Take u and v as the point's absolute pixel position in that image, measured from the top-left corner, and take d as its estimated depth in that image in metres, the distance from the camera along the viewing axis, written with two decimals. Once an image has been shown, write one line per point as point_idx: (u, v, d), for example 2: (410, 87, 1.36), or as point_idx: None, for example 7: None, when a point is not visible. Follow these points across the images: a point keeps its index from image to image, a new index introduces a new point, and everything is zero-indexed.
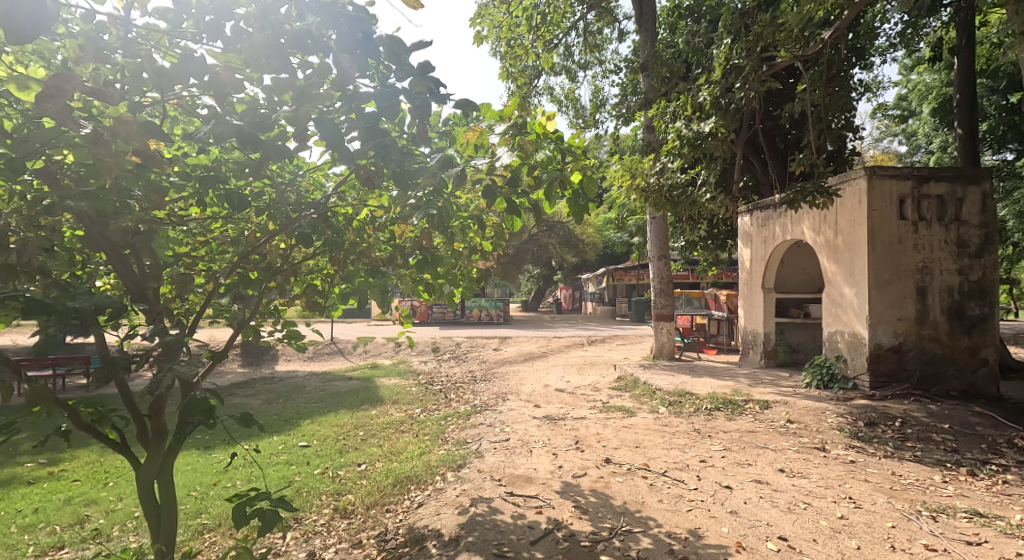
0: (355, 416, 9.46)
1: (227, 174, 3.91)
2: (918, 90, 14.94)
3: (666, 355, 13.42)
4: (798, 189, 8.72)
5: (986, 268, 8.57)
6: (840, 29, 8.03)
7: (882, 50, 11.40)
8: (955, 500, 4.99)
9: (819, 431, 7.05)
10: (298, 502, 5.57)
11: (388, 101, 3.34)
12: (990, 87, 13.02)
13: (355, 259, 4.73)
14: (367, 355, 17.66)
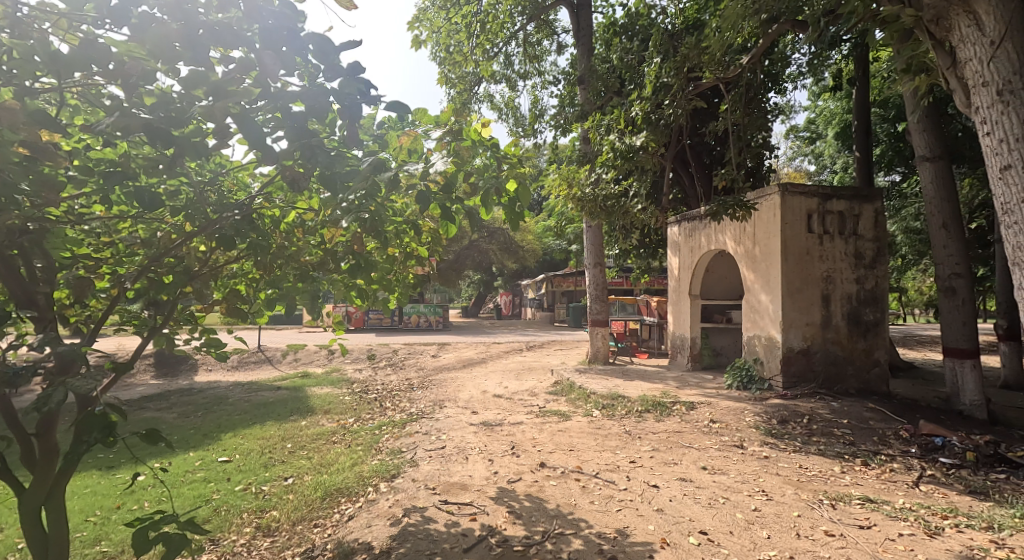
0: (282, 428, 9.17)
1: (136, 169, 3.69)
2: (824, 115, 16.14)
3: (601, 360, 13.78)
4: (719, 201, 9.21)
5: (878, 278, 9.40)
6: (757, 56, 8.58)
7: (794, 77, 12.26)
8: (851, 489, 5.43)
9: (738, 429, 7.46)
10: (216, 522, 5.35)
11: (316, 102, 3.35)
12: (882, 117, 13.86)
13: (283, 264, 4.67)
14: (298, 363, 17.14)
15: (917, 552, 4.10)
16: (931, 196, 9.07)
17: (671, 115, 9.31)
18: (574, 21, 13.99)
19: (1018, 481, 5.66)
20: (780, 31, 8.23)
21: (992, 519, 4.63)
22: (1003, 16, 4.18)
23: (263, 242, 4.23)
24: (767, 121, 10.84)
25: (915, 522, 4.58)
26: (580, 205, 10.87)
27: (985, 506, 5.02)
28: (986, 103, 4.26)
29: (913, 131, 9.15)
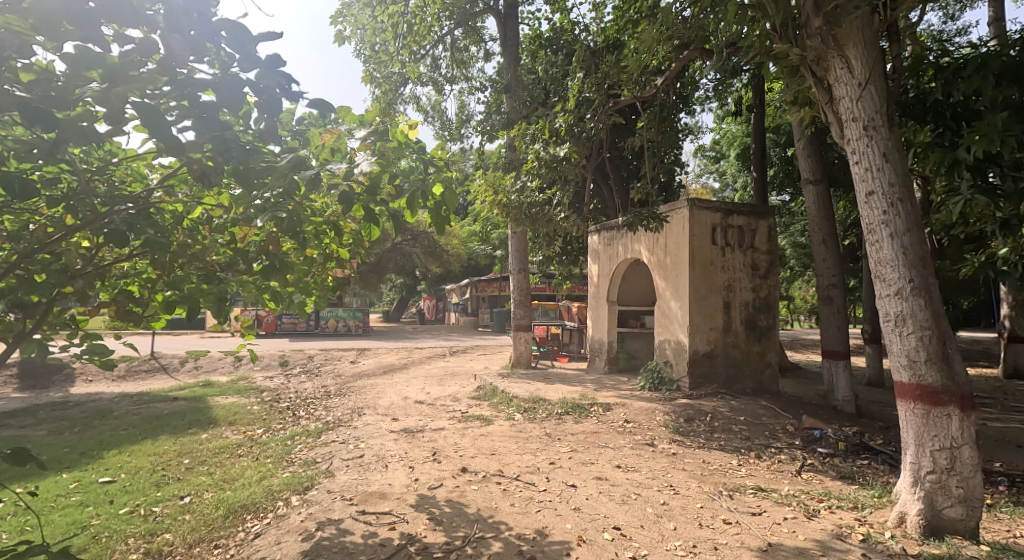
0: (177, 443, 8.61)
1: (6, 152, 3.43)
2: (727, 137, 17.33)
3: (524, 364, 14.00)
4: (635, 214, 9.68)
5: (770, 287, 10.17)
6: (671, 78, 9.15)
7: (702, 100, 13.08)
8: (746, 479, 5.87)
9: (650, 428, 7.86)
10: (95, 550, 4.92)
11: (230, 92, 3.28)
12: (775, 141, 15.03)
13: (185, 262, 4.36)
14: (198, 372, 16.13)
15: (799, 533, 4.51)
16: (815, 216, 9.83)
17: (593, 128, 9.70)
18: (500, 30, 14.22)
19: (878, 465, 6.34)
20: (690, 57, 8.86)
21: (857, 500, 5.17)
22: (869, 63, 4.69)
23: (164, 239, 4.05)
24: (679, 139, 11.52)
25: (797, 506, 5.03)
26: (505, 211, 11.04)
27: (852, 489, 5.59)
28: (854, 136, 4.71)
29: (800, 157, 9.89)
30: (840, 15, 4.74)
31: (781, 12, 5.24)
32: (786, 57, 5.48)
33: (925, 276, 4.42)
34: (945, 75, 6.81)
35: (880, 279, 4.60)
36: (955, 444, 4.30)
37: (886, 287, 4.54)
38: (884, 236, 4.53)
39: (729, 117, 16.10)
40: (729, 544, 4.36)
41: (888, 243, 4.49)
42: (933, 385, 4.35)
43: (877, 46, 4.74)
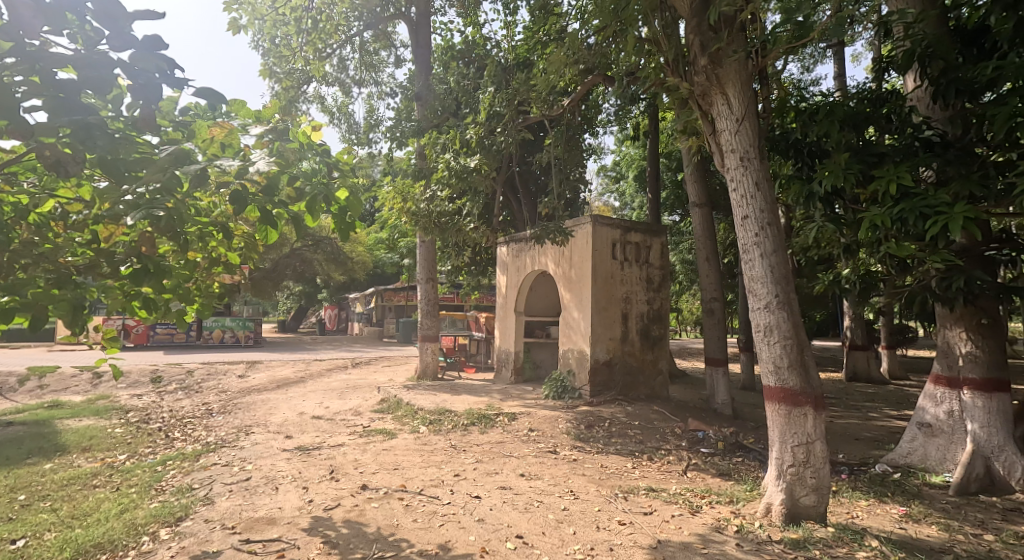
0: (16, 474, 7.48)
1: None
2: (625, 158, 18.33)
3: (430, 376, 13.85)
4: (544, 226, 9.93)
5: (663, 300, 10.85)
6: (577, 100, 9.69)
7: (605, 123, 13.75)
8: (639, 481, 6.20)
9: (552, 435, 8.09)
10: None
11: (97, 72, 3.06)
12: (668, 166, 16.12)
13: (32, 264, 3.83)
14: (47, 392, 14.29)
15: (684, 529, 4.83)
16: (701, 236, 10.58)
17: (503, 141, 9.90)
18: (412, 37, 14.17)
19: (750, 462, 6.93)
20: (593, 83, 9.50)
21: (733, 494, 5.62)
22: (745, 101, 5.08)
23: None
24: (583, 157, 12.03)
25: (683, 504, 5.40)
26: (413, 219, 10.95)
27: (729, 485, 6.06)
28: (732, 165, 5.09)
29: (688, 182, 10.64)
30: (722, 55, 5.09)
31: (674, 48, 5.64)
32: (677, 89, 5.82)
33: (788, 292, 4.85)
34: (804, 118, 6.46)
35: (751, 294, 4.96)
36: (809, 439, 4.73)
37: (756, 302, 4.90)
38: (756, 256, 4.91)
39: (630, 140, 16.98)
40: (624, 544, 4.58)
41: (760, 262, 4.87)
42: (793, 388, 4.76)
43: (753, 85, 5.14)
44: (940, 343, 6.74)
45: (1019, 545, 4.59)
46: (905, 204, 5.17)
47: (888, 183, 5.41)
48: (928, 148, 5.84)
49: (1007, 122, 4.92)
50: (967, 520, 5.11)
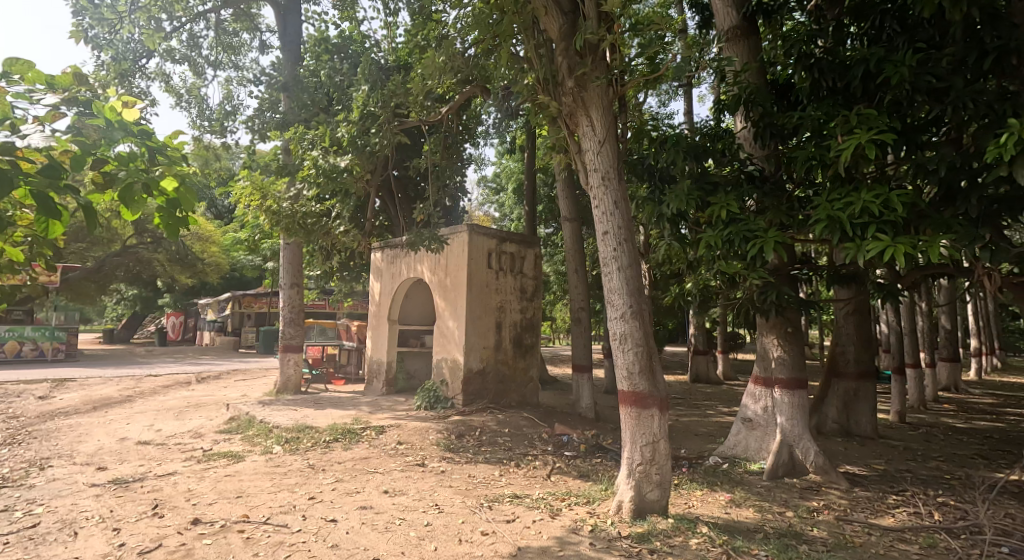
0: None
1: None
2: (506, 171, 18.72)
3: (291, 390, 13.07)
4: (417, 233, 9.85)
5: (536, 309, 11.19)
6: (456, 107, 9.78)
7: (485, 135, 13.86)
8: (505, 488, 6.27)
9: (421, 448, 7.93)
10: None
11: None
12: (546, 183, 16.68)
13: None
14: None
15: (543, 533, 5.00)
16: (572, 250, 11.09)
17: (377, 143, 9.62)
18: (279, 24, 13.44)
19: (609, 461, 7.31)
20: (472, 92, 9.52)
21: (589, 495, 5.84)
22: (607, 124, 5.19)
23: None
24: (463, 166, 12.03)
25: (543, 508, 5.57)
26: (274, 220, 10.35)
27: (587, 486, 6.29)
28: (595, 184, 5.15)
29: (561, 198, 11.17)
30: (587, 80, 5.19)
31: (545, 67, 5.65)
32: (547, 108, 5.83)
33: (641, 303, 5.01)
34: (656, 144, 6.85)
35: (609, 304, 5.07)
36: (654, 439, 4.99)
37: (613, 311, 5.02)
38: (614, 268, 5.02)
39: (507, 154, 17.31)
40: (484, 555, 4.60)
41: (617, 274, 4.98)
42: (642, 391, 4.95)
43: (615, 109, 5.28)
44: (758, 347, 7.29)
45: (813, 519, 5.28)
46: (732, 228, 5.67)
47: (719, 209, 5.86)
48: (751, 181, 6.42)
49: (807, 163, 5.50)
50: (777, 501, 5.76)
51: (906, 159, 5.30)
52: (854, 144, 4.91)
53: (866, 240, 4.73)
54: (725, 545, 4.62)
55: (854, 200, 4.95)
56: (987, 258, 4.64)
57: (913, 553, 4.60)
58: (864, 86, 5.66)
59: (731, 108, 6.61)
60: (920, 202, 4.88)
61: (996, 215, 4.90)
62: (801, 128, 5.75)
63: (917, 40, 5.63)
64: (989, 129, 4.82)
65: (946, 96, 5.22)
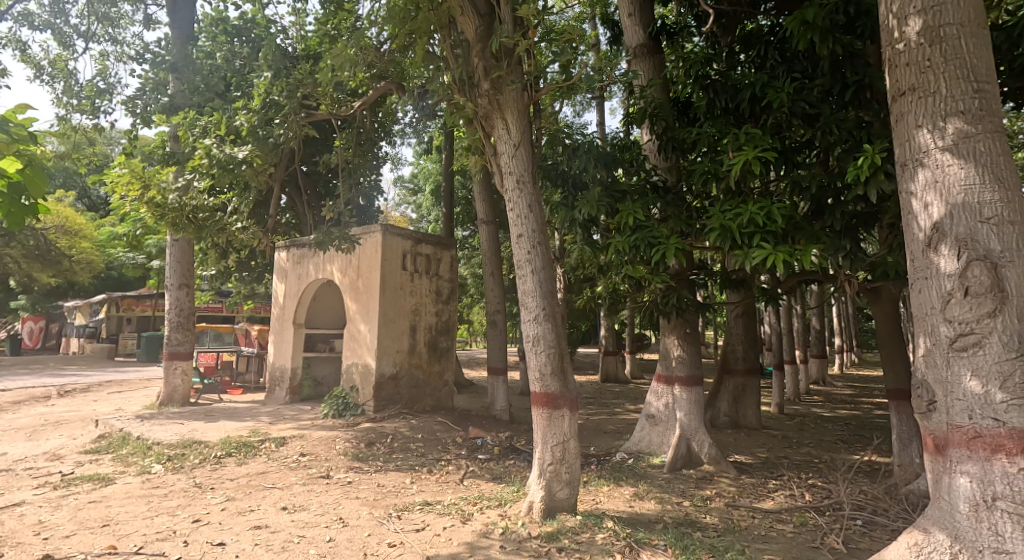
0: None
1: None
2: (426, 172, 18.48)
3: (178, 401, 12.07)
4: (325, 232, 9.40)
5: (451, 311, 11.11)
6: (368, 103, 9.44)
7: (401, 134, 13.51)
8: (415, 496, 6.06)
9: (327, 458, 7.54)
10: None
11: None
12: (463, 184, 16.62)
13: None
14: None
15: (454, 539, 4.87)
16: (488, 252, 11.05)
17: (282, 135, 9.10)
18: None
19: (521, 463, 7.35)
20: (387, 87, 9.20)
21: (501, 497, 5.77)
22: (523, 128, 5.18)
23: None
24: (376, 165, 11.67)
25: (454, 513, 5.42)
26: (158, 215, 9.39)
27: (500, 488, 6.25)
28: (509, 187, 5.13)
29: (477, 200, 11.15)
30: (502, 83, 5.15)
31: (461, 68, 5.55)
32: (462, 110, 5.72)
33: (554, 305, 5.03)
34: (568, 151, 7.03)
35: (524, 307, 5.05)
36: (565, 438, 4.96)
37: (527, 313, 5.00)
38: (527, 271, 5.00)
39: (424, 154, 16.99)
40: None
41: (531, 277, 4.97)
42: (554, 392, 4.92)
43: (530, 115, 5.28)
44: (661, 348, 7.61)
45: (705, 506, 5.58)
46: (638, 234, 5.87)
47: (627, 215, 6.08)
48: (656, 191, 6.63)
49: (702, 175, 5.76)
50: (675, 492, 6.04)
51: (785, 177, 5.64)
52: (744, 159, 5.21)
53: (752, 248, 4.96)
54: (628, 537, 4.75)
55: (742, 212, 5.17)
56: (848, 266, 5.09)
57: (789, 532, 5.00)
58: (751, 108, 5.98)
59: (639, 120, 6.83)
60: (796, 216, 5.17)
61: (857, 228, 5.38)
62: (698, 143, 6.07)
63: (794, 69, 6.06)
64: (849, 152, 5.21)
65: (817, 122, 5.57)
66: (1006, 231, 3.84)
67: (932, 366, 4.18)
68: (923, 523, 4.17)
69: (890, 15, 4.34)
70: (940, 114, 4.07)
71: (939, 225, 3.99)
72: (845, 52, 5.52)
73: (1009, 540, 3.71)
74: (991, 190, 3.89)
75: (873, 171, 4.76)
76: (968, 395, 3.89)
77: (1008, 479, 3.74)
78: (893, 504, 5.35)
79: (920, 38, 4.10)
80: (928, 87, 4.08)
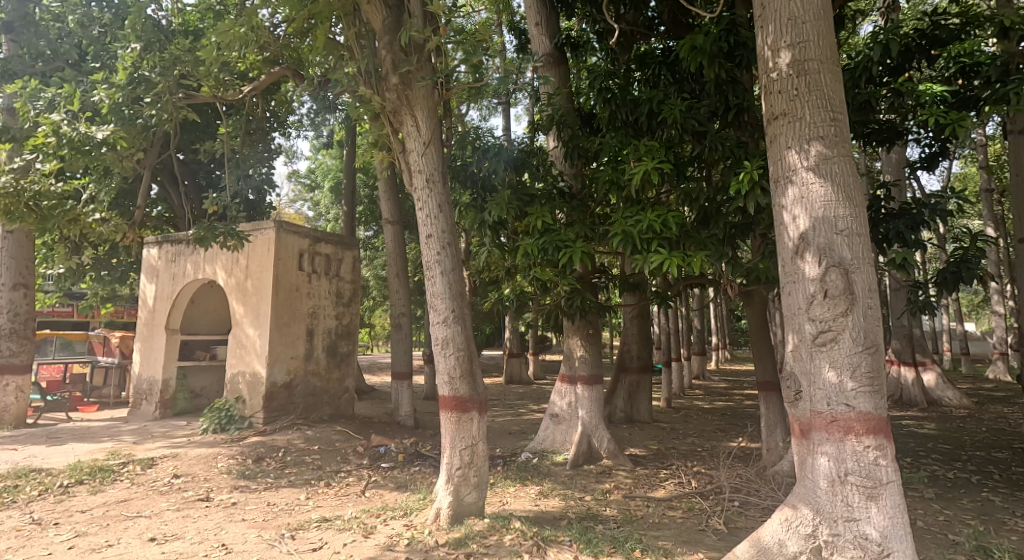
0: None
1: None
2: (323, 168, 17.93)
3: (12, 422, 10.13)
4: (207, 226, 8.02)
5: (352, 315, 10.69)
6: (259, 88, 8.75)
7: (297, 125, 12.47)
8: (310, 513, 5.66)
9: (206, 479, 6.80)
10: None
11: None
12: (366, 182, 16.41)
13: None
14: None
15: (356, 555, 4.60)
16: (392, 253, 10.67)
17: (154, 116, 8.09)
18: None
19: (425, 469, 7.17)
20: (282, 74, 8.76)
21: (406, 506, 5.58)
22: (432, 126, 5.11)
23: None
24: (267, 158, 10.91)
25: (356, 528, 5.14)
26: None
27: (404, 497, 6.06)
28: (418, 186, 5.04)
29: (383, 199, 10.69)
30: (411, 79, 5.06)
31: (367, 60, 5.42)
32: (369, 103, 5.54)
33: (463, 307, 5.00)
34: (478, 153, 7.14)
35: (432, 309, 4.97)
36: (474, 441, 4.95)
37: (436, 316, 4.93)
38: (437, 273, 4.94)
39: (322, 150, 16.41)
40: None
41: (441, 278, 4.92)
42: (463, 395, 4.90)
43: (440, 113, 5.22)
44: (565, 348, 7.84)
45: (605, 499, 5.86)
46: (546, 237, 6.04)
47: (536, 219, 6.26)
48: (562, 196, 6.85)
49: (605, 183, 6.07)
50: (577, 487, 6.27)
51: (676, 189, 6.12)
52: (644, 169, 5.59)
53: (650, 253, 5.35)
54: (536, 536, 4.83)
55: (641, 219, 5.54)
56: (730, 271, 5.64)
57: (679, 518, 5.40)
58: (648, 123, 6.42)
59: (545, 127, 7.07)
60: (687, 225, 5.63)
61: (736, 237, 5.96)
62: (600, 153, 6.39)
63: (683, 91, 6.65)
64: (731, 168, 5.80)
65: (704, 138, 6.11)
66: (857, 242, 4.41)
67: (797, 359, 4.69)
68: (792, 500, 4.63)
69: (766, 47, 4.85)
70: (806, 137, 4.59)
71: (804, 235, 4.49)
72: (727, 78, 6.12)
73: (857, 509, 4.24)
74: (845, 206, 4.44)
75: (751, 186, 5.32)
76: (827, 384, 4.39)
77: (857, 457, 4.27)
78: (763, 485, 5.96)
79: (790, 69, 4.63)
80: (797, 112, 4.58)
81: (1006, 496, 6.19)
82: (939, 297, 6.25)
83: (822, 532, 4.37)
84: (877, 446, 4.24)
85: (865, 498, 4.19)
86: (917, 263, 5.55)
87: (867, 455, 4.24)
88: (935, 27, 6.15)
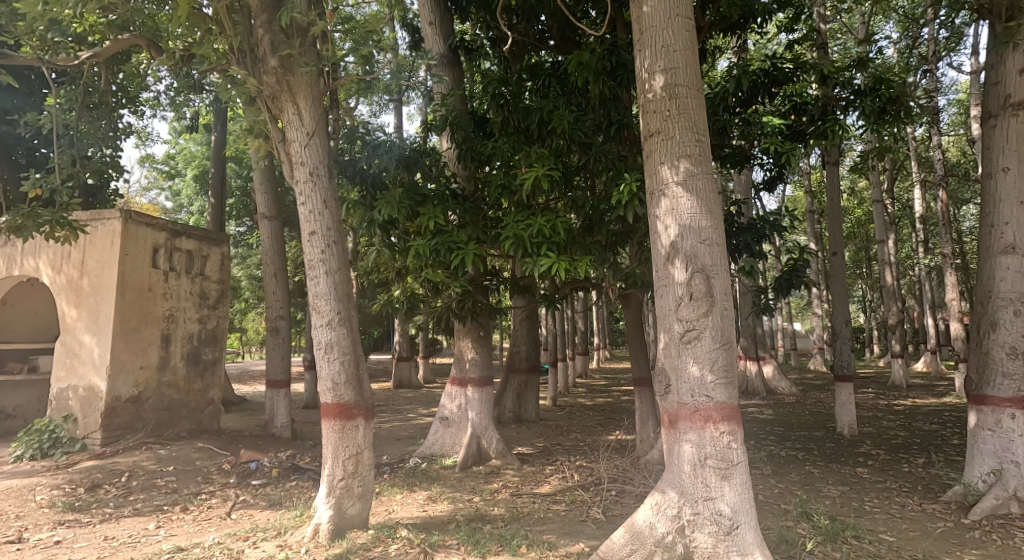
0: None
1: None
2: (184, 154, 16.50)
3: None
4: (27, 212, 6.61)
5: (219, 318, 9.63)
6: (101, 56, 6.93)
7: (152, 103, 10.93)
8: (161, 544, 4.98)
9: (18, 515, 5.64)
10: None
11: None
12: (236, 172, 15.28)
13: None
14: None
15: None
16: (269, 251, 9.80)
17: None
18: None
19: (303, 483, 6.66)
20: (132, 43, 6.75)
21: (280, 525, 5.14)
22: (317, 116, 4.84)
23: None
24: (115, 138, 9.54)
25: (219, 555, 4.61)
26: None
27: (279, 515, 5.57)
28: (300, 178, 4.73)
29: (257, 191, 9.81)
30: (293, 63, 4.77)
31: (240, 38, 5.06)
32: (243, 85, 5.11)
33: (350, 309, 4.76)
34: (370, 149, 6.93)
35: (314, 310, 4.66)
36: (359, 449, 4.70)
37: (318, 318, 4.63)
38: (321, 272, 4.66)
39: (188, 133, 15.58)
40: None
41: (325, 278, 4.64)
42: (348, 401, 4.65)
43: (327, 105, 4.97)
44: (455, 351, 7.81)
45: (493, 499, 5.92)
46: (439, 239, 6.05)
47: (428, 220, 6.22)
48: (454, 198, 6.86)
49: (499, 187, 6.22)
50: (465, 489, 6.27)
51: (565, 196, 6.42)
52: (536, 175, 5.81)
53: (540, 256, 5.57)
54: (423, 543, 4.70)
55: (533, 224, 5.75)
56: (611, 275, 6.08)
57: (563, 511, 5.65)
58: (539, 130, 6.68)
59: (439, 128, 7.04)
60: (572, 230, 5.94)
61: (616, 245, 6.37)
62: (493, 157, 6.54)
63: (571, 103, 7.05)
64: (614, 180, 6.27)
65: (590, 150, 6.49)
66: (716, 251, 4.89)
67: (667, 355, 5.07)
68: (661, 485, 4.95)
69: (643, 70, 5.29)
70: (676, 155, 5.04)
71: (673, 241, 4.88)
72: (608, 95, 6.58)
73: (714, 489, 4.63)
74: (707, 218, 4.91)
75: (630, 198, 5.82)
76: (691, 378, 4.76)
77: (714, 441, 4.67)
78: (636, 474, 6.44)
79: (663, 92, 5.09)
80: (668, 131, 5.02)
81: (823, 467, 7.37)
82: (777, 300, 7.32)
83: (685, 513, 4.69)
84: (730, 432, 4.67)
85: (721, 478, 4.59)
86: (761, 271, 6.47)
87: (722, 440, 4.65)
88: (775, 70, 7.31)
